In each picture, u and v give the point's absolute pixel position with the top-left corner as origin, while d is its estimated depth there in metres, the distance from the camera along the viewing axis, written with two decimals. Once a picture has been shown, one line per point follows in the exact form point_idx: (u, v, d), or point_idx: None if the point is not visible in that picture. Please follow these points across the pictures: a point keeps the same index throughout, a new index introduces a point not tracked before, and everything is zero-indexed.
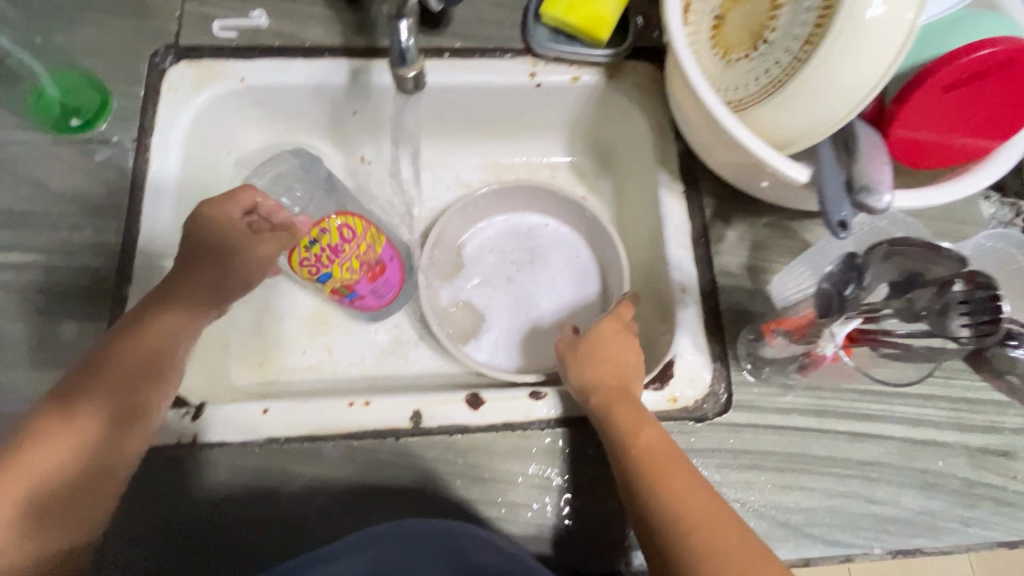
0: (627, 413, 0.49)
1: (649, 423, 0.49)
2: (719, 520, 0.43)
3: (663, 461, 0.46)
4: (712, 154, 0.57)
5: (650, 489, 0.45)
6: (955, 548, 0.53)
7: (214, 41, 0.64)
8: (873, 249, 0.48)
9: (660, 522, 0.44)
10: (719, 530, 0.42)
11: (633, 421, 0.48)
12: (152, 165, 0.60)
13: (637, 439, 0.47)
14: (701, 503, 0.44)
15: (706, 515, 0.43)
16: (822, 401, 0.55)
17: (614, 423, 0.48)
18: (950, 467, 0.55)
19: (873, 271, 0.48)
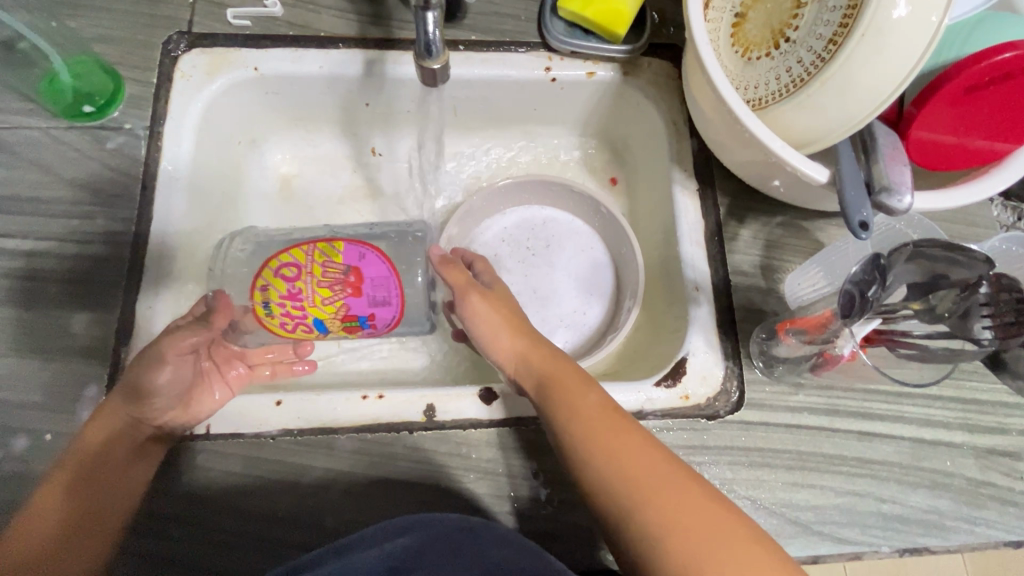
0: (569, 384, 0.50)
1: (591, 396, 0.49)
2: (664, 471, 0.44)
3: (601, 422, 0.47)
4: (729, 152, 0.57)
5: (591, 451, 0.46)
6: (962, 547, 0.53)
7: (228, 29, 0.64)
8: (897, 249, 0.47)
9: (604, 486, 0.45)
10: (664, 482, 0.43)
11: (570, 386, 0.50)
12: (164, 152, 0.59)
13: (576, 404, 0.48)
14: (645, 457, 0.45)
15: (649, 468, 0.44)
16: (833, 400, 0.56)
17: (557, 394, 0.49)
18: (958, 468, 0.55)
19: (896, 271, 0.47)
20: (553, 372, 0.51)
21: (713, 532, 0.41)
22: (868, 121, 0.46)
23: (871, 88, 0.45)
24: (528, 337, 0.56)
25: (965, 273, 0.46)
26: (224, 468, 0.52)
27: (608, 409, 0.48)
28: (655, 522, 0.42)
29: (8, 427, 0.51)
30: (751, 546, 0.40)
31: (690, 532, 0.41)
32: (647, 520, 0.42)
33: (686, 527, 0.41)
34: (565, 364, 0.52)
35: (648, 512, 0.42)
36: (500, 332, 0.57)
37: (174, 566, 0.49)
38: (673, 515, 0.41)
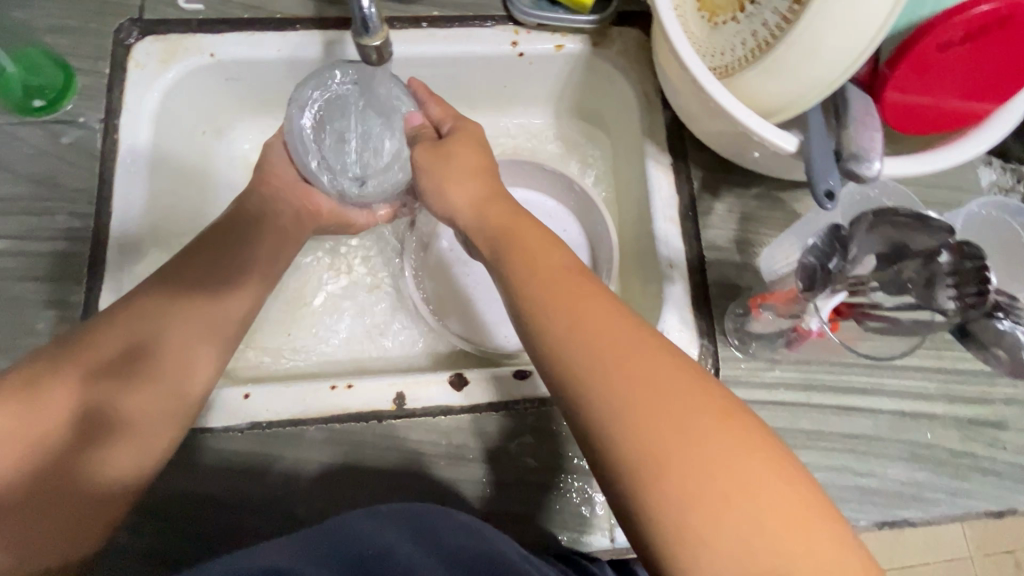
0: (528, 234, 0.45)
1: (558, 251, 0.44)
2: (648, 356, 0.37)
3: (569, 292, 0.40)
4: (700, 123, 0.55)
5: (556, 325, 0.39)
6: (942, 518, 0.53)
7: (181, 14, 0.62)
8: (857, 220, 0.46)
9: (567, 368, 0.38)
10: (632, 352, 0.38)
11: (536, 249, 0.44)
12: (122, 143, 0.58)
13: (539, 267, 0.42)
14: (625, 337, 0.38)
15: (628, 351, 0.37)
16: (810, 375, 0.55)
17: (514, 243, 0.45)
18: (939, 439, 0.54)
19: (859, 243, 0.46)
20: (516, 233, 0.45)
21: (693, 418, 0.35)
22: (836, 87, 0.44)
23: (837, 52, 0.42)
24: (492, 194, 0.50)
25: (927, 240, 0.44)
26: (196, 462, 0.51)
27: (575, 275, 0.42)
28: (626, 413, 0.36)
29: None
30: (741, 447, 0.34)
31: (669, 426, 0.35)
32: (615, 408, 0.36)
33: (662, 419, 0.35)
34: (530, 224, 0.46)
35: (617, 400, 0.36)
36: (452, 181, 0.50)
37: (150, 559, 0.50)
38: (652, 406, 0.35)
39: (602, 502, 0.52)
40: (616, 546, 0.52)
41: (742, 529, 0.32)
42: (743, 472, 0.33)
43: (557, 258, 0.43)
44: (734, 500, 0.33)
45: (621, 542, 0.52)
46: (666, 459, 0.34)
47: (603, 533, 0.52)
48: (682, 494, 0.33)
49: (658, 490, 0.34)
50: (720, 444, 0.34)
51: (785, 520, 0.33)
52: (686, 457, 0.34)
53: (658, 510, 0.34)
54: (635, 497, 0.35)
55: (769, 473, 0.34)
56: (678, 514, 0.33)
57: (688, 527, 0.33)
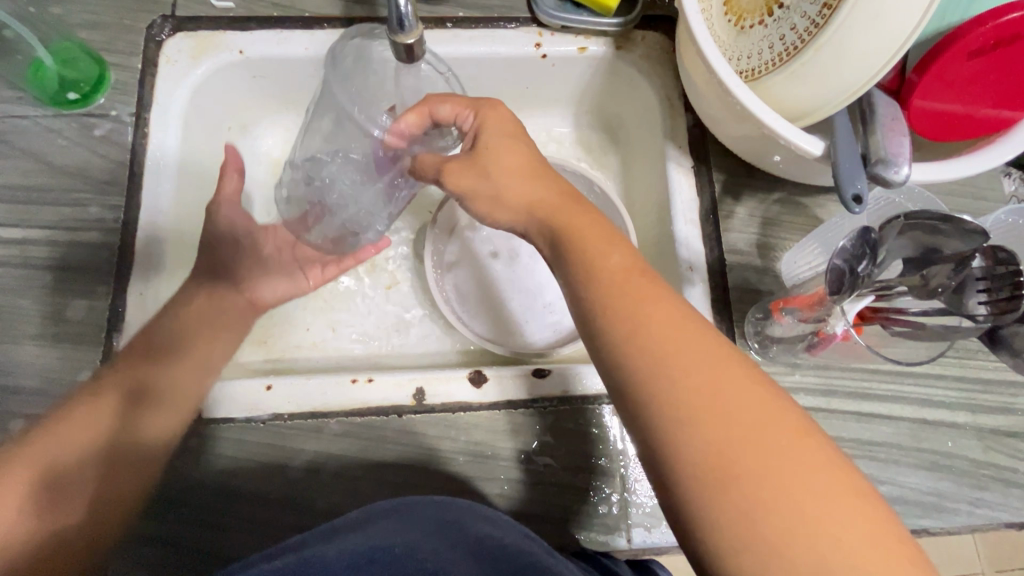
0: (587, 226, 0.44)
1: (617, 246, 0.43)
2: (723, 363, 0.37)
3: (638, 297, 0.40)
4: (724, 127, 0.55)
5: (625, 327, 0.39)
6: (962, 529, 0.52)
7: (213, 11, 0.63)
8: (889, 223, 0.45)
9: (639, 374, 0.38)
10: (710, 363, 0.37)
11: (595, 242, 0.43)
12: (151, 139, 0.59)
13: (600, 265, 0.42)
14: (700, 346, 0.38)
15: (702, 361, 0.37)
16: (829, 381, 0.55)
17: (573, 235, 0.43)
18: (960, 449, 0.54)
19: (889, 247, 0.45)
20: (568, 226, 0.44)
21: (769, 438, 0.34)
22: (865, 91, 0.44)
23: (867, 56, 0.42)
24: (532, 183, 0.47)
25: (959, 245, 0.44)
26: (218, 455, 0.52)
27: (643, 277, 0.41)
28: (696, 426, 0.35)
29: (5, 413, 0.52)
30: (814, 465, 0.34)
31: (743, 439, 0.34)
32: (683, 418, 0.35)
33: (733, 430, 0.35)
34: (592, 221, 0.44)
35: (689, 414, 0.35)
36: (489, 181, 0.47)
37: (169, 546, 0.50)
38: (723, 415, 0.35)
39: (620, 502, 0.53)
40: (633, 546, 0.52)
41: (813, 548, 0.32)
42: (813, 487, 0.33)
43: (621, 257, 0.42)
44: (809, 519, 0.32)
45: (638, 543, 0.52)
46: (734, 471, 0.34)
47: (620, 533, 0.52)
48: (749, 508, 0.33)
49: (725, 501, 0.33)
50: (793, 459, 0.34)
51: (859, 540, 0.32)
52: (757, 472, 0.33)
53: (724, 521, 0.33)
54: (703, 513, 0.34)
55: (842, 492, 0.33)
56: (744, 524, 0.33)
57: (752, 538, 0.32)
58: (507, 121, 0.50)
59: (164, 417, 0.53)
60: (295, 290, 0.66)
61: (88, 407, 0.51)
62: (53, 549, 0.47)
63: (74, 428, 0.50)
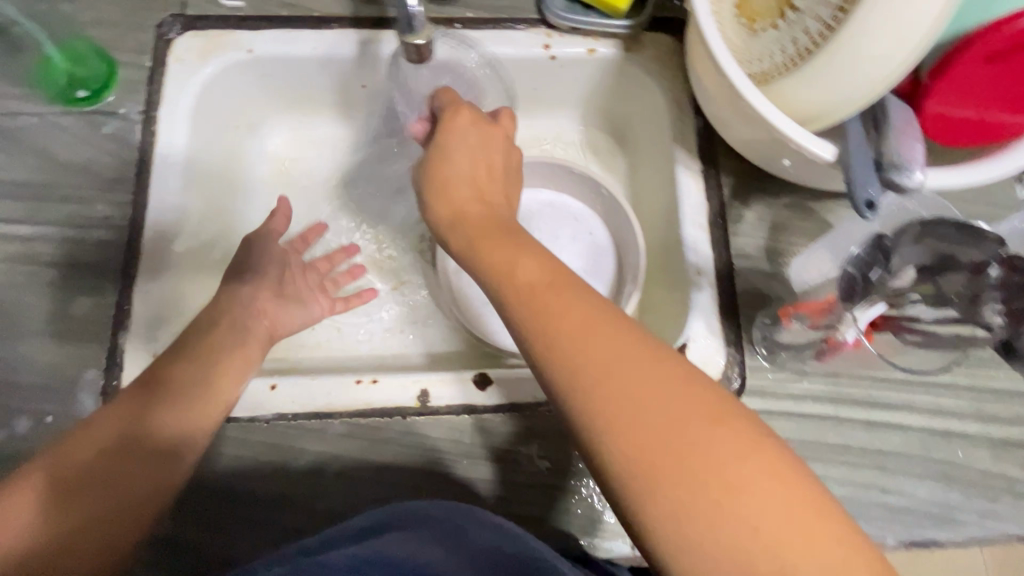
0: (496, 244, 0.42)
1: (526, 256, 0.41)
2: (638, 356, 0.35)
3: (551, 301, 0.38)
4: (733, 131, 0.55)
5: (538, 335, 0.37)
6: (972, 541, 0.51)
7: (222, 10, 0.63)
8: (903, 229, 0.45)
9: (559, 386, 0.36)
10: (627, 363, 0.35)
11: (503, 256, 0.41)
12: (159, 138, 0.59)
13: (511, 274, 0.40)
14: (624, 344, 0.36)
15: (620, 362, 0.35)
16: (838, 388, 0.54)
17: (482, 255, 0.42)
18: (970, 459, 0.53)
19: (902, 253, 0.45)
20: (483, 249, 0.42)
21: (691, 432, 0.33)
22: (879, 95, 0.43)
23: (881, 60, 0.42)
24: (482, 201, 0.46)
25: (977, 253, 0.44)
26: (223, 455, 0.52)
27: (552, 280, 0.39)
28: (618, 432, 0.33)
29: (11, 409, 0.52)
30: (737, 449, 0.32)
31: (665, 434, 0.33)
32: (604, 425, 0.34)
33: (655, 429, 0.33)
34: (502, 237, 0.42)
35: (611, 420, 0.34)
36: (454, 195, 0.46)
37: (172, 545, 0.50)
38: (642, 412, 0.33)
39: None
40: (636, 553, 0.51)
41: (743, 538, 0.31)
42: (738, 473, 0.32)
43: (528, 270, 0.40)
44: (738, 512, 0.31)
45: (642, 550, 0.51)
46: (660, 474, 0.32)
47: (623, 539, 0.51)
48: (679, 508, 0.31)
49: (653, 500, 0.32)
50: (715, 446, 0.32)
51: (785, 521, 0.31)
52: (682, 470, 0.32)
53: (655, 519, 0.32)
54: (640, 520, 0.33)
55: (768, 472, 0.32)
56: (674, 522, 0.32)
57: (682, 535, 0.31)
58: (477, 121, 0.49)
59: (204, 409, 0.50)
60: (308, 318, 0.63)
61: (127, 399, 0.48)
62: (80, 552, 0.42)
63: (111, 422, 0.47)
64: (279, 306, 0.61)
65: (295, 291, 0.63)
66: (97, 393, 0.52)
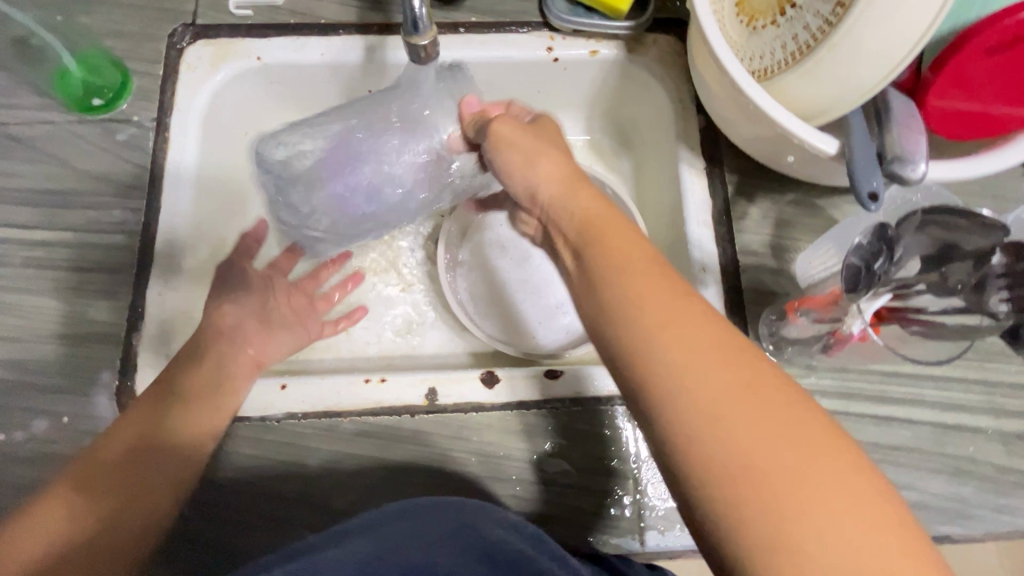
0: (606, 220, 0.41)
1: (637, 241, 0.40)
2: (741, 359, 0.34)
3: (653, 292, 0.37)
4: (736, 128, 0.55)
5: (643, 323, 0.36)
6: (986, 536, 0.51)
7: (231, 19, 0.64)
8: (906, 220, 0.46)
9: (659, 371, 0.34)
10: (731, 362, 0.34)
11: (613, 238, 0.40)
12: (171, 145, 0.60)
13: (617, 266, 0.38)
14: (727, 341, 0.35)
15: (725, 357, 0.34)
16: (847, 383, 0.54)
17: (592, 227, 0.41)
18: (982, 453, 0.53)
19: (905, 243, 0.46)
20: (591, 223, 0.41)
21: (800, 443, 0.31)
22: (881, 88, 0.43)
23: (884, 52, 0.42)
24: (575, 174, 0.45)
25: (980, 240, 0.44)
26: (232, 456, 0.52)
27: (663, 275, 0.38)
28: (721, 428, 0.32)
29: (30, 410, 0.53)
30: (848, 471, 0.31)
31: (768, 445, 0.31)
32: (705, 418, 0.32)
33: (759, 431, 0.32)
34: (611, 216, 0.42)
35: (713, 415, 0.32)
36: (526, 164, 0.46)
37: (187, 543, 0.50)
38: (749, 417, 0.32)
39: (633, 505, 0.52)
40: (645, 549, 0.51)
41: (846, 556, 0.29)
42: (844, 495, 0.30)
43: (634, 253, 0.39)
44: (844, 529, 0.29)
45: (651, 546, 0.51)
46: (765, 477, 0.31)
47: (632, 535, 0.52)
48: (780, 515, 0.30)
49: (755, 509, 0.30)
50: (825, 463, 0.31)
51: (889, 560, 0.29)
52: (787, 475, 0.31)
53: (752, 529, 0.30)
54: (732, 523, 0.31)
55: (874, 505, 0.30)
56: (773, 534, 0.30)
57: (783, 542, 0.29)
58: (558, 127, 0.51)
59: (209, 420, 0.52)
60: (294, 343, 0.63)
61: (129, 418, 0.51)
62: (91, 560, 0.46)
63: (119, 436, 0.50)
64: (268, 332, 0.61)
65: (279, 319, 0.63)
66: (112, 393, 0.53)
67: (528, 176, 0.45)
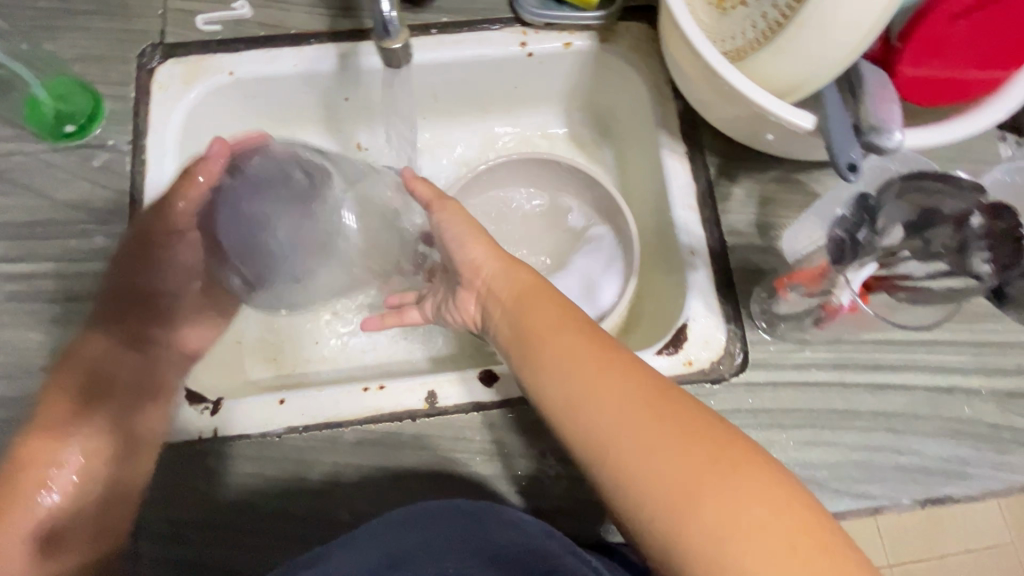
0: (534, 301, 0.49)
1: (561, 312, 0.48)
2: (655, 402, 0.41)
3: (574, 359, 0.44)
4: (714, 110, 0.56)
5: (570, 390, 0.43)
6: (985, 494, 0.52)
7: (200, 36, 0.64)
8: (885, 188, 0.48)
9: (592, 428, 0.42)
10: (646, 407, 0.40)
11: (540, 316, 0.48)
12: (149, 167, 0.60)
13: (545, 341, 0.46)
14: (640, 388, 0.41)
15: (641, 404, 0.41)
16: (841, 354, 0.54)
17: (524, 310, 0.49)
18: (977, 413, 0.53)
19: (886, 212, 0.47)
20: (524, 306, 0.49)
21: (716, 465, 0.37)
22: (851, 62, 0.44)
23: (852, 24, 0.43)
24: (507, 262, 0.53)
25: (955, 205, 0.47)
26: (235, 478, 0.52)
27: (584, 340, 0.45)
28: (650, 470, 0.38)
29: None
30: (765, 483, 0.36)
31: (689, 465, 0.37)
32: (635, 463, 0.39)
33: (681, 463, 0.37)
34: (542, 294, 0.50)
35: (639, 457, 0.39)
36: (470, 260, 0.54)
37: (197, 566, 0.50)
38: (670, 451, 0.38)
39: None
40: None
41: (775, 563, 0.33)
42: (764, 507, 0.35)
43: (557, 324, 0.47)
44: (769, 537, 0.34)
45: None
46: (692, 505, 0.36)
47: None
48: (712, 534, 0.35)
49: (690, 532, 0.36)
50: (743, 479, 0.36)
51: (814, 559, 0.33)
52: (710, 499, 0.36)
53: (694, 553, 0.35)
54: (675, 548, 0.36)
55: (792, 508, 0.35)
56: (711, 554, 0.35)
57: (719, 557, 0.35)
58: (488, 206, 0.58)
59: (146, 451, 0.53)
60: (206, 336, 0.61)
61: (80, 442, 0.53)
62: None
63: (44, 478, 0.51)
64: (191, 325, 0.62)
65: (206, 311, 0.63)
66: None
67: (475, 264, 0.54)
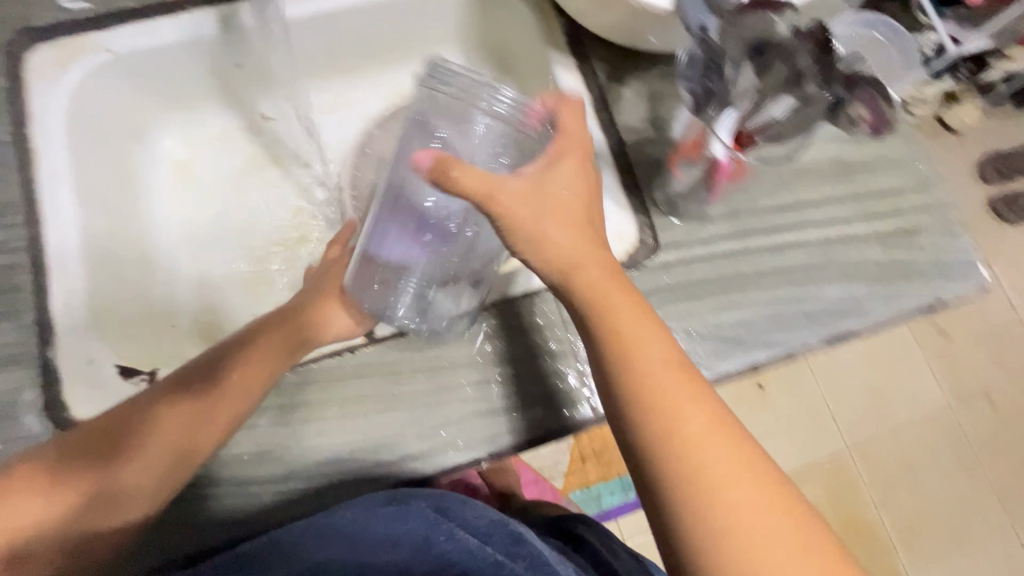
0: (619, 306, 0.46)
1: (649, 333, 0.45)
2: (728, 445, 0.42)
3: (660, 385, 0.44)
4: (590, 14, 0.58)
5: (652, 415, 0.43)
6: (880, 323, 0.58)
7: (67, 14, 0.61)
8: (726, 37, 0.49)
9: (667, 458, 0.42)
10: (717, 446, 0.42)
11: (626, 324, 0.45)
12: (38, 154, 0.58)
13: (627, 356, 0.44)
14: (714, 426, 0.43)
15: (713, 444, 0.42)
16: (740, 224, 0.59)
17: (606, 316, 0.45)
18: (865, 255, 0.59)
19: (731, 58, 0.49)
20: (602, 308, 0.45)
21: (764, 506, 0.41)
22: None
23: None
24: (593, 247, 0.47)
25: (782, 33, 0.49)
26: (252, 476, 0.52)
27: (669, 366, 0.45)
28: (712, 507, 0.41)
29: None
30: (796, 527, 0.41)
31: (747, 504, 0.41)
32: (700, 499, 0.41)
33: (737, 505, 0.41)
34: (631, 303, 0.46)
35: (708, 494, 0.41)
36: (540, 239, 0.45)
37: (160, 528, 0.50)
38: (732, 491, 0.41)
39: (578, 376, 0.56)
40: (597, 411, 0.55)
41: None
42: (790, 545, 0.40)
43: (646, 348, 0.45)
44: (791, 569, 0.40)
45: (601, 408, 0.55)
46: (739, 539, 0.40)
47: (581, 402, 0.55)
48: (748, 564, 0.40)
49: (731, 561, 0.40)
50: (783, 522, 0.41)
51: None
52: (755, 537, 0.40)
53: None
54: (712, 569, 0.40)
55: (811, 545, 0.41)
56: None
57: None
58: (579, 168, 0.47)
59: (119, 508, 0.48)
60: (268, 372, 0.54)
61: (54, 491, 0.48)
62: None
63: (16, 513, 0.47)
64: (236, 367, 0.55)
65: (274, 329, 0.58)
66: (39, 409, 0.51)
67: (548, 257, 0.45)
